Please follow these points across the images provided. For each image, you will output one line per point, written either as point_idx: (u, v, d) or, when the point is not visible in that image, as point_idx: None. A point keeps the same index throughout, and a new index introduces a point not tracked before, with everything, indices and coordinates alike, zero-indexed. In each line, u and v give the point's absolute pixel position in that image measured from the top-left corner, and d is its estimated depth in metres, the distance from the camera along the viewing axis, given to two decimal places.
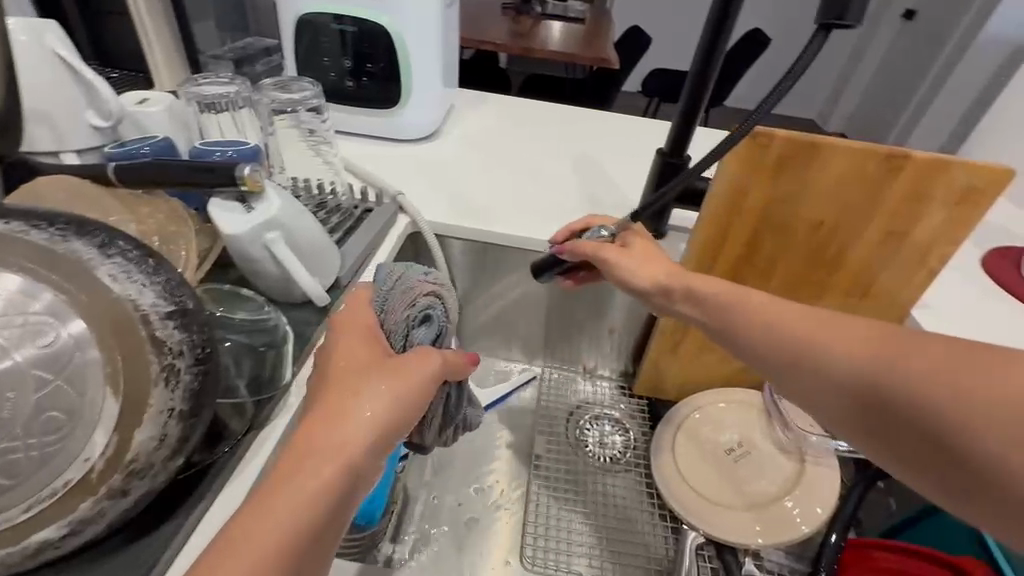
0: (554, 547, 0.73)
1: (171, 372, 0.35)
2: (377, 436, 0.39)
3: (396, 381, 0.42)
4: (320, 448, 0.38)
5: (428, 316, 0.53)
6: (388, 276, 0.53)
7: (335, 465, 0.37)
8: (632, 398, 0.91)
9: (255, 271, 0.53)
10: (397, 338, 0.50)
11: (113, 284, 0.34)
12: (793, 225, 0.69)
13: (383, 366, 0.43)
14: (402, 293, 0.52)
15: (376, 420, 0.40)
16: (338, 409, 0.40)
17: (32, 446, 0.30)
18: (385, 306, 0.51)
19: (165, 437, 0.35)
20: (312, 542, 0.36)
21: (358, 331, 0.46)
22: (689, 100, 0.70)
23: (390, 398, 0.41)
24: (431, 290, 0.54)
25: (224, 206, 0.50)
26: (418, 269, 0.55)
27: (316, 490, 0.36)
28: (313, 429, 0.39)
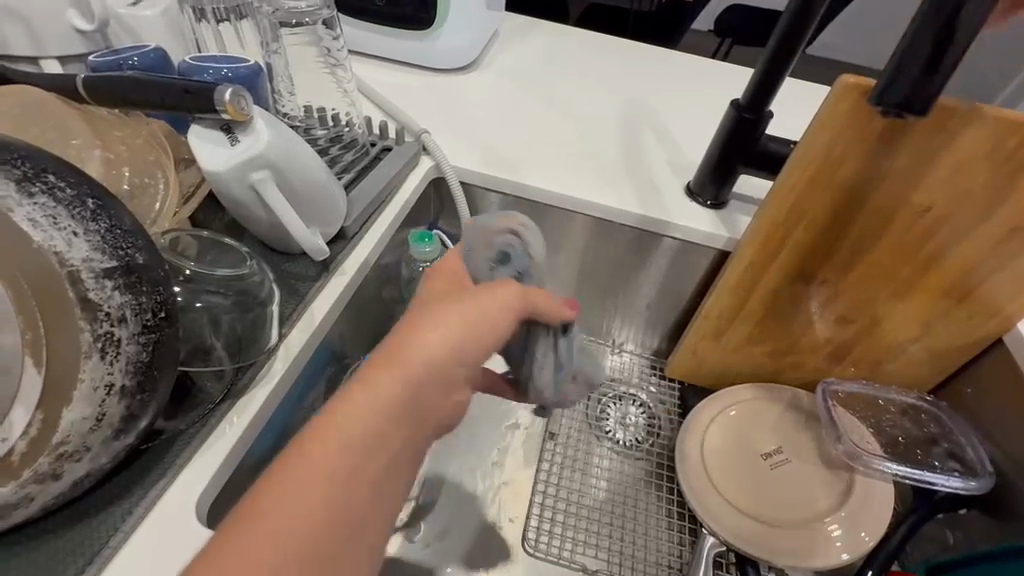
0: (563, 529, 0.69)
1: (109, 342, 0.29)
2: (446, 367, 0.36)
3: (461, 308, 0.37)
4: (387, 373, 0.34)
5: (508, 254, 0.46)
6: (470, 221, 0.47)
7: (390, 397, 0.33)
8: (663, 381, 0.83)
9: (245, 216, 0.47)
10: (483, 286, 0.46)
11: (34, 231, 0.27)
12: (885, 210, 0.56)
13: (446, 299, 0.38)
14: (484, 236, 0.46)
15: (434, 352, 0.35)
16: (394, 343, 0.35)
17: None
18: (468, 252, 0.46)
19: (103, 417, 0.29)
20: (367, 487, 0.32)
21: (446, 276, 0.43)
22: (781, 46, 0.57)
23: (453, 326, 0.36)
24: (512, 228, 0.46)
25: (207, 136, 0.42)
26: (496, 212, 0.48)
27: (366, 427, 0.32)
28: (367, 361, 0.35)
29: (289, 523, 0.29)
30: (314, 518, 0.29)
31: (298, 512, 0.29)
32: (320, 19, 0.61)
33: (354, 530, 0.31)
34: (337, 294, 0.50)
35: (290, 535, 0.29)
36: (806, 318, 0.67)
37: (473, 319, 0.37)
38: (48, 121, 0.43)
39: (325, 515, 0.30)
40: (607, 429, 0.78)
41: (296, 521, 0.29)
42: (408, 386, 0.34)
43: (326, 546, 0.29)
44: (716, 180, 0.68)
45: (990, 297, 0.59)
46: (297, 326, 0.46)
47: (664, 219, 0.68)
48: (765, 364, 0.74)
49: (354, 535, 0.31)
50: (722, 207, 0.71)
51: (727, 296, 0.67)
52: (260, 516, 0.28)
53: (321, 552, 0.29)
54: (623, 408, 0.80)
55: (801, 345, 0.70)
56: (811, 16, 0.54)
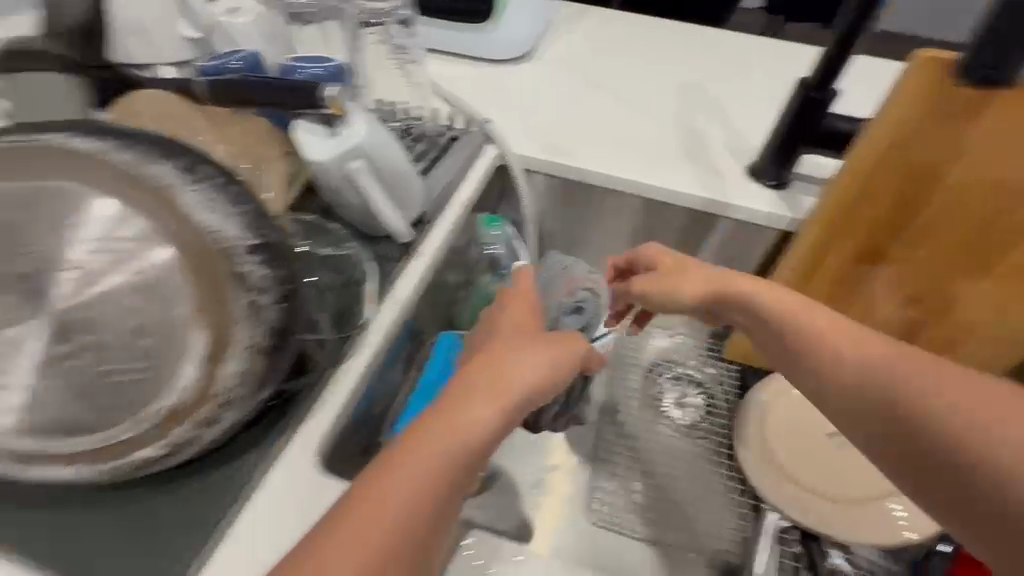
0: (624, 503, 0.71)
1: (255, 308, 0.34)
2: (527, 395, 0.42)
3: (550, 346, 0.45)
4: (481, 393, 0.40)
5: (580, 308, 0.60)
6: (556, 263, 0.64)
7: (492, 408, 0.39)
8: (722, 363, 0.84)
9: (339, 202, 0.51)
10: (549, 314, 0.60)
11: (198, 213, 0.33)
12: (853, 353, 0.43)
13: (536, 337, 0.46)
14: (567, 282, 0.62)
15: (528, 376, 0.42)
16: (496, 360, 0.43)
17: (131, 370, 0.32)
18: (547, 285, 0.63)
19: (251, 373, 0.34)
20: (467, 476, 0.38)
21: (520, 304, 0.51)
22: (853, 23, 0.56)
23: (545, 356, 0.44)
24: (592, 288, 0.62)
25: (309, 130, 0.47)
26: (583, 267, 0.64)
27: (472, 430, 0.38)
28: (472, 373, 0.42)
29: (410, 495, 0.35)
30: (418, 501, 0.35)
31: (415, 483, 0.35)
32: (396, 18, 0.62)
33: (440, 521, 0.36)
34: (419, 275, 0.54)
35: (406, 501, 0.35)
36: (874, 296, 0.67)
37: (558, 355, 0.44)
38: (176, 120, 0.49)
39: (435, 491, 0.36)
40: (665, 409, 0.80)
41: (413, 492, 0.35)
42: (507, 401, 0.40)
43: (433, 516, 0.35)
44: (779, 159, 0.68)
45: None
46: (387, 303, 0.51)
47: (723, 201, 0.69)
48: None
49: (440, 526, 0.36)
50: (786, 188, 0.70)
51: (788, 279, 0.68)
52: (388, 484, 0.35)
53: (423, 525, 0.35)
54: (679, 388, 0.82)
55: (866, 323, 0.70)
56: None
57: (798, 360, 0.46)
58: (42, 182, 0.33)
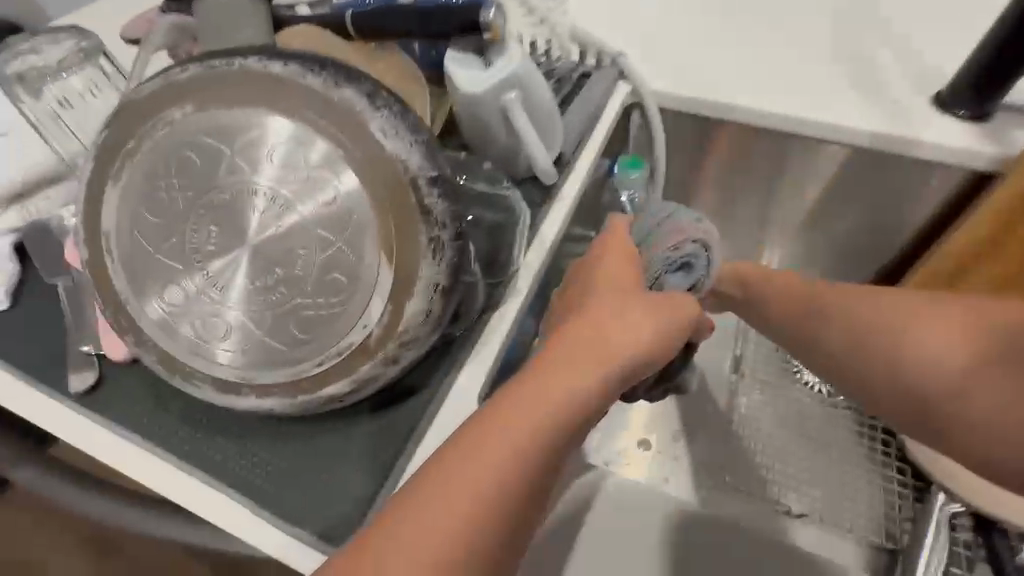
0: (763, 474, 0.65)
1: (438, 246, 0.32)
2: (630, 362, 0.34)
3: (657, 308, 0.37)
4: (578, 355, 0.33)
5: (689, 264, 0.47)
6: (655, 211, 0.48)
7: (594, 375, 0.32)
8: None
9: (483, 139, 0.47)
10: (650, 275, 0.45)
11: (385, 141, 0.30)
12: (910, 373, 0.44)
13: (635, 297, 0.38)
14: (672, 232, 0.46)
15: (632, 343, 0.34)
16: (593, 322, 0.35)
17: (323, 305, 0.31)
18: (645, 243, 0.46)
19: (431, 312, 0.33)
20: (562, 453, 0.31)
21: (623, 255, 0.42)
22: None
23: (651, 320, 0.36)
24: (701, 239, 0.46)
25: (461, 61, 0.44)
26: (690, 211, 0.48)
27: (571, 399, 0.31)
28: (566, 335, 0.34)
29: (500, 475, 0.29)
30: (494, 488, 0.28)
31: (505, 459, 0.29)
32: None
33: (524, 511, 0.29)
34: (561, 221, 0.50)
35: (492, 483, 0.28)
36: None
37: (667, 321, 0.36)
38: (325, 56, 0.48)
39: (516, 478, 0.29)
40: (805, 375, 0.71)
41: (501, 474, 0.29)
42: (611, 369, 0.33)
43: (512, 508, 0.28)
44: (986, 82, 0.56)
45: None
46: (533, 248, 0.48)
47: (908, 138, 0.58)
48: None
49: (523, 517, 0.29)
50: (986, 121, 0.58)
51: (1002, 209, 0.54)
52: (477, 459, 0.29)
53: (510, 514, 0.28)
54: None
55: None
56: None
57: (818, 342, 0.49)
58: (220, 107, 0.30)
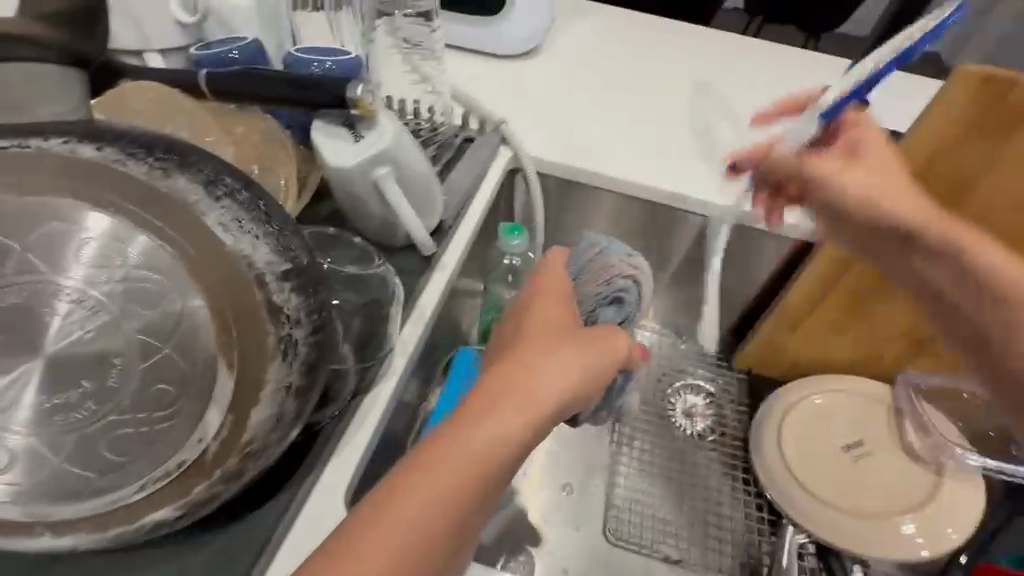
0: (641, 523, 0.68)
1: (290, 345, 0.29)
2: (562, 401, 0.35)
3: (582, 349, 0.37)
4: (507, 398, 0.34)
5: (621, 298, 0.48)
6: (586, 246, 0.48)
7: (517, 420, 0.33)
8: (730, 372, 0.78)
9: (356, 210, 0.46)
10: (585, 309, 0.47)
11: (225, 236, 0.28)
12: (952, 241, 0.44)
13: (568, 335, 0.39)
14: (602, 269, 0.47)
15: (560, 382, 0.35)
16: (522, 364, 0.36)
17: (142, 422, 0.27)
18: (579, 277, 0.47)
19: (283, 416, 0.29)
20: (491, 492, 0.32)
21: (556, 294, 0.42)
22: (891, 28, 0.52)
23: (580, 360, 0.37)
24: (632, 274, 0.48)
25: (329, 131, 0.43)
26: (621, 246, 0.49)
27: (497, 444, 0.32)
28: (495, 375, 0.35)
29: (424, 520, 0.30)
30: (427, 528, 0.30)
31: (430, 504, 0.30)
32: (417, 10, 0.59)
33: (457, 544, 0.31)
34: (442, 289, 0.49)
35: (415, 528, 0.30)
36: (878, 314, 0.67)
37: (595, 362, 0.37)
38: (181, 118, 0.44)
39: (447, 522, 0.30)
40: (675, 421, 0.75)
41: (429, 515, 0.30)
42: (536, 411, 0.34)
43: (443, 545, 0.30)
44: None
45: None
46: (410, 320, 0.46)
47: (744, 211, 0.67)
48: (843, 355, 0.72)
49: (456, 549, 0.31)
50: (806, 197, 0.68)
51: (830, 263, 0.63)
52: (398, 504, 0.30)
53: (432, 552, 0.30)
54: (688, 398, 0.77)
55: (882, 335, 0.69)
56: None
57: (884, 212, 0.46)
58: (11, 196, 0.26)
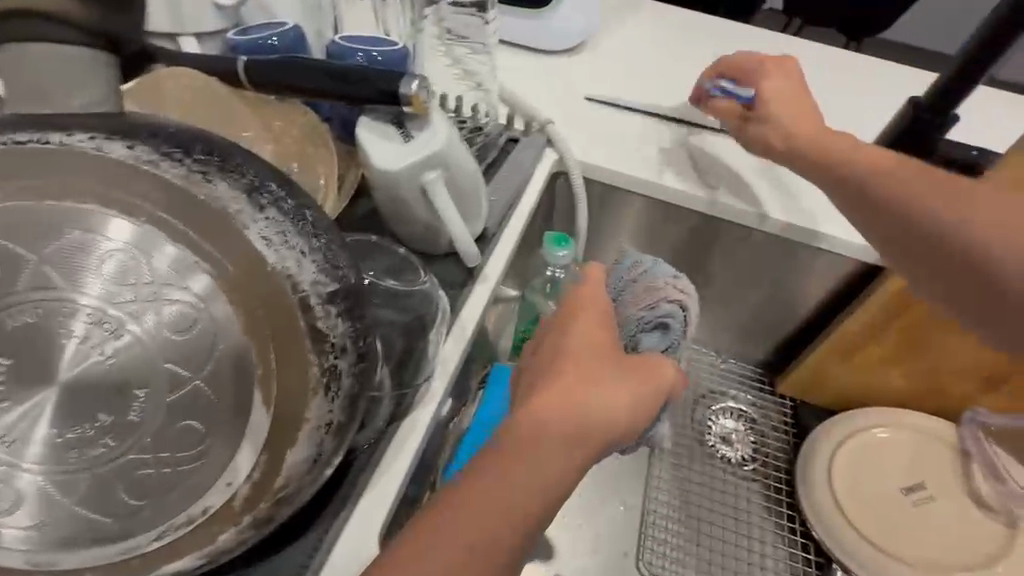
0: (674, 555, 0.64)
1: (333, 377, 0.25)
2: (603, 442, 0.31)
3: (631, 383, 0.33)
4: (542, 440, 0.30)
5: (665, 324, 0.41)
6: (629, 263, 0.42)
7: (559, 465, 0.30)
8: (774, 398, 0.73)
9: (398, 214, 0.42)
10: (624, 335, 0.41)
11: (268, 251, 0.24)
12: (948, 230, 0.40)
13: (611, 361, 0.33)
14: (646, 290, 0.41)
15: (605, 422, 0.31)
16: (562, 400, 0.31)
17: (164, 462, 0.23)
18: (620, 298, 0.42)
19: (320, 456, 0.25)
20: (525, 540, 0.29)
21: (597, 312, 0.36)
22: (996, 32, 0.45)
23: (628, 394, 0.32)
24: (681, 297, 0.41)
25: (377, 130, 0.39)
26: (668, 266, 0.43)
27: (536, 493, 0.29)
28: (532, 413, 0.31)
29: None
30: None
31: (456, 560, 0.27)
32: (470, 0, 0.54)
33: None
34: (485, 304, 0.45)
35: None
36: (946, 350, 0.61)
37: (644, 396, 0.33)
38: (217, 111, 0.41)
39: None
40: (713, 447, 0.71)
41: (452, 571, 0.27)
42: (579, 455, 0.30)
43: None
44: None
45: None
46: (451, 337, 0.42)
47: (810, 229, 0.60)
48: (902, 388, 0.67)
49: None
50: None
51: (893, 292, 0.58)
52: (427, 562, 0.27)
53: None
54: (725, 422, 0.72)
55: (946, 370, 0.63)
56: None
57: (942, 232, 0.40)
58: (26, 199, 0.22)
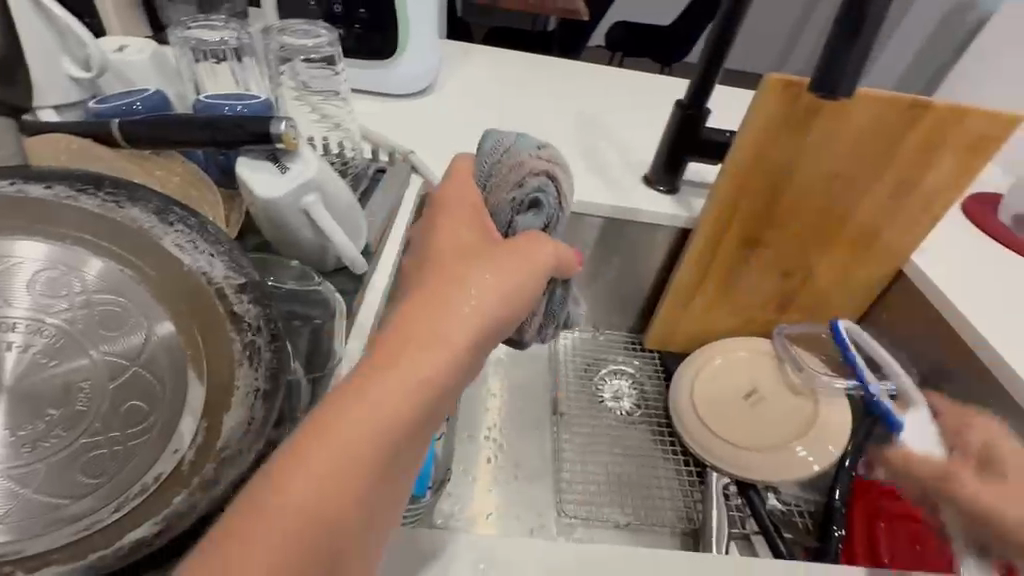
0: (587, 498, 0.74)
1: (253, 351, 0.31)
2: (480, 334, 0.32)
3: (499, 274, 0.34)
4: (421, 337, 0.30)
5: (537, 201, 0.46)
6: (494, 146, 0.47)
7: (445, 349, 0.30)
8: (645, 352, 0.88)
9: (288, 238, 0.49)
10: (501, 220, 0.45)
11: (182, 255, 0.32)
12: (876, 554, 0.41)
13: (482, 257, 0.36)
14: (511, 169, 0.45)
15: (484, 308, 0.32)
16: (446, 298, 0.32)
17: (115, 440, 0.28)
18: (489, 181, 0.46)
19: (253, 420, 0.29)
20: (410, 446, 0.28)
21: (460, 216, 0.39)
22: (711, 53, 0.66)
23: (499, 284, 0.33)
24: (545, 171, 0.46)
25: (254, 165, 0.45)
26: (530, 141, 0.47)
27: (425, 380, 0.28)
28: (412, 311, 0.31)
29: (342, 472, 0.25)
30: (326, 505, 0.24)
31: (336, 471, 0.25)
32: (322, 57, 0.64)
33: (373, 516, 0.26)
34: (378, 306, 0.51)
35: (336, 485, 0.25)
36: (747, 282, 0.77)
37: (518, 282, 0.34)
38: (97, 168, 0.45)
39: (353, 489, 0.25)
40: (603, 403, 0.83)
41: (327, 485, 0.24)
42: (463, 343, 0.30)
43: (353, 516, 0.25)
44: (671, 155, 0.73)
45: (915, 228, 0.69)
46: (353, 335, 0.48)
47: (634, 208, 0.75)
48: (724, 322, 0.82)
49: (372, 520, 0.26)
50: (677, 193, 0.78)
51: (702, 243, 0.71)
52: (318, 450, 0.25)
53: (363, 502, 0.25)
54: (615, 381, 0.85)
55: (753, 302, 0.80)
56: (732, 23, 0.63)
57: None
58: None
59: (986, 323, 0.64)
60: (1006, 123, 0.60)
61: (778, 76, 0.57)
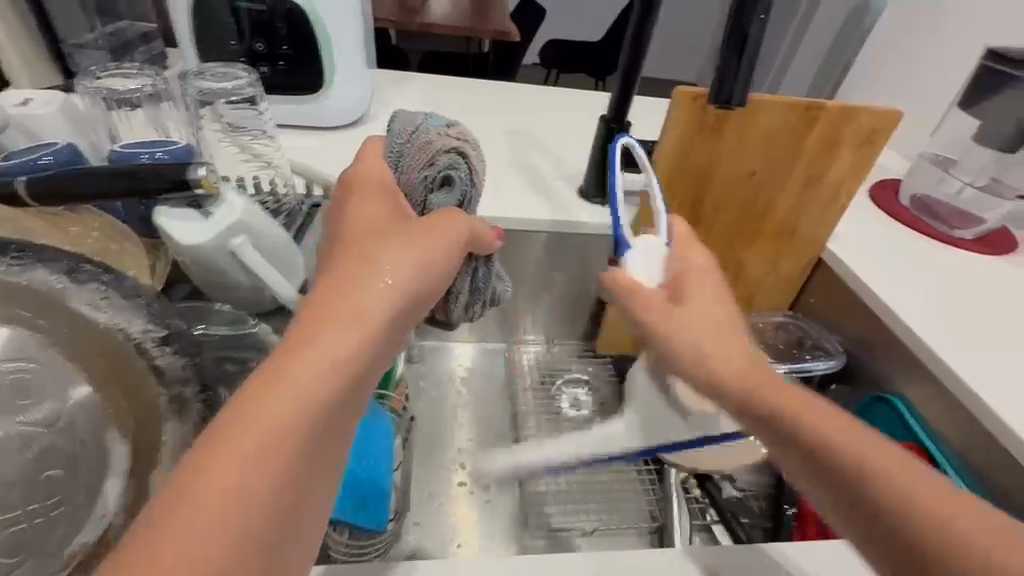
0: (555, 511, 0.73)
1: (180, 403, 0.33)
2: (403, 306, 0.30)
3: (415, 244, 0.33)
4: (340, 314, 0.28)
5: (450, 179, 0.47)
6: (402, 126, 0.47)
7: (368, 322, 0.28)
8: (597, 359, 0.90)
9: (221, 283, 0.48)
10: (416, 200, 0.47)
11: (95, 314, 0.32)
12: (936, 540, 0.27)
13: (401, 229, 0.34)
14: (420, 148, 0.46)
15: (403, 276, 0.31)
16: (363, 273, 0.30)
17: (33, 513, 0.27)
18: (400, 161, 0.46)
19: None
20: (339, 422, 0.26)
21: (372, 188, 0.37)
22: (626, 72, 0.69)
23: (419, 254, 0.33)
24: (455, 148, 0.47)
25: (177, 214, 0.45)
26: (438, 119, 0.48)
27: (346, 354, 0.27)
28: (330, 289, 0.29)
29: (268, 456, 0.23)
30: (255, 493, 0.23)
31: (262, 457, 0.23)
32: (243, 96, 0.62)
33: (307, 498, 0.25)
34: None
35: (264, 472, 0.23)
36: None
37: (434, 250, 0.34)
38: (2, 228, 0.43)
39: (283, 472, 0.24)
40: (563, 412, 0.83)
41: (255, 472, 0.23)
42: (387, 316, 0.29)
43: (288, 497, 0.24)
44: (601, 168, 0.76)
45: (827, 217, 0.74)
46: None
47: (570, 220, 0.77)
48: None
49: (307, 503, 0.25)
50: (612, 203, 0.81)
51: None
52: (236, 449, 0.23)
53: (298, 482, 0.24)
54: (573, 391, 0.86)
55: None
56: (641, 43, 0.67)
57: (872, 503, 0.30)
58: None
59: (893, 295, 0.69)
60: (891, 115, 0.66)
61: (687, 88, 0.61)
